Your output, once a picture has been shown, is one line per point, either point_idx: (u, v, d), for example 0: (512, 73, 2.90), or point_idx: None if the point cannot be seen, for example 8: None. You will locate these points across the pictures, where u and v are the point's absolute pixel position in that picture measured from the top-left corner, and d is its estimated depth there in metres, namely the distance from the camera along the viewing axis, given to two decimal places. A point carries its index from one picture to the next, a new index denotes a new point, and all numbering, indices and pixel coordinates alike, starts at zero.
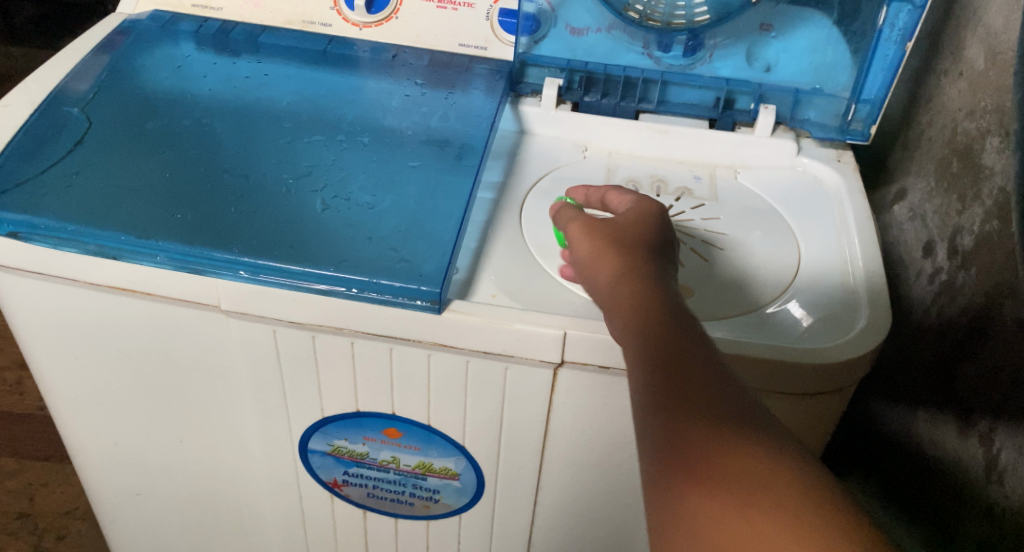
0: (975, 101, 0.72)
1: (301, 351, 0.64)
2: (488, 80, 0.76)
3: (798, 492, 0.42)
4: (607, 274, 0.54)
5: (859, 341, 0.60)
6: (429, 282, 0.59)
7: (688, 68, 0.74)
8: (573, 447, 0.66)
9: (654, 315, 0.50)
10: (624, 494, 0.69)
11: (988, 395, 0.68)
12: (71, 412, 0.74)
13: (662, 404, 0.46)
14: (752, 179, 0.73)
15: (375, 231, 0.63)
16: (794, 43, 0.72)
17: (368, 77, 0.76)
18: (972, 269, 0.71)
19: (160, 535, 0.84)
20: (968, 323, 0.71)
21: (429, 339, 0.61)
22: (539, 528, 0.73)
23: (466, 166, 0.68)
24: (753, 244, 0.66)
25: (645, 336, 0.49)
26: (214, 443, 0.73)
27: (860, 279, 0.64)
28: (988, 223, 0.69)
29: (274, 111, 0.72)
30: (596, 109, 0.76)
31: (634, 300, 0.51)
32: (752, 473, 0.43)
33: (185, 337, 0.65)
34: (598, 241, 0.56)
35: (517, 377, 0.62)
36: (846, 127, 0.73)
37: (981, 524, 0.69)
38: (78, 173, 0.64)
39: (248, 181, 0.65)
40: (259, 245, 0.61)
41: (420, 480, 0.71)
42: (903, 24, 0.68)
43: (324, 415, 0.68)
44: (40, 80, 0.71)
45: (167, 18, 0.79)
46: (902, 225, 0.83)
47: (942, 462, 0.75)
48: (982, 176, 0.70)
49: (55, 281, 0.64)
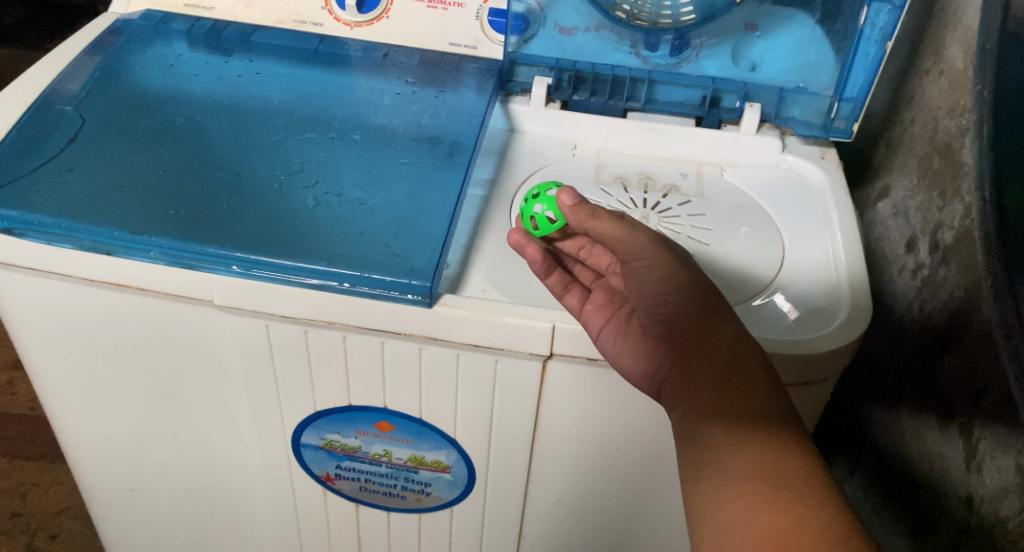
0: (954, 100, 0.73)
1: (293, 346, 0.65)
2: (478, 78, 0.77)
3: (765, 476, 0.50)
4: (694, 311, 0.56)
5: (841, 333, 0.61)
6: (419, 277, 0.60)
7: (675, 67, 0.75)
8: (562, 440, 0.67)
9: (751, 368, 0.54)
10: (614, 486, 0.70)
11: (965, 388, 0.70)
12: (65, 408, 0.75)
13: (731, 419, 0.53)
14: (738, 176, 0.74)
15: (366, 226, 0.63)
16: (779, 43, 0.73)
17: (360, 76, 0.77)
18: (952, 264, 0.72)
19: (154, 531, 0.85)
20: (949, 317, 0.72)
21: (420, 333, 0.62)
22: (530, 521, 0.75)
23: (456, 163, 0.69)
24: (738, 241, 0.68)
25: (736, 387, 0.53)
26: (208, 438, 0.74)
27: (842, 273, 0.65)
28: (967, 219, 0.70)
29: (267, 108, 0.72)
30: (584, 107, 0.77)
31: (734, 350, 0.54)
32: (750, 461, 0.51)
33: (180, 332, 0.66)
34: (675, 266, 0.57)
35: (507, 370, 0.63)
36: (829, 124, 0.75)
37: (961, 512, 0.71)
38: (73, 170, 0.65)
39: (240, 178, 0.66)
40: (251, 240, 0.62)
41: (412, 473, 0.72)
42: (883, 24, 0.70)
43: (316, 409, 0.69)
44: (34, 79, 0.72)
45: (159, 18, 0.80)
46: (886, 222, 0.85)
47: (922, 453, 0.76)
48: (961, 173, 0.72)
49: (48, 276, 0.65)
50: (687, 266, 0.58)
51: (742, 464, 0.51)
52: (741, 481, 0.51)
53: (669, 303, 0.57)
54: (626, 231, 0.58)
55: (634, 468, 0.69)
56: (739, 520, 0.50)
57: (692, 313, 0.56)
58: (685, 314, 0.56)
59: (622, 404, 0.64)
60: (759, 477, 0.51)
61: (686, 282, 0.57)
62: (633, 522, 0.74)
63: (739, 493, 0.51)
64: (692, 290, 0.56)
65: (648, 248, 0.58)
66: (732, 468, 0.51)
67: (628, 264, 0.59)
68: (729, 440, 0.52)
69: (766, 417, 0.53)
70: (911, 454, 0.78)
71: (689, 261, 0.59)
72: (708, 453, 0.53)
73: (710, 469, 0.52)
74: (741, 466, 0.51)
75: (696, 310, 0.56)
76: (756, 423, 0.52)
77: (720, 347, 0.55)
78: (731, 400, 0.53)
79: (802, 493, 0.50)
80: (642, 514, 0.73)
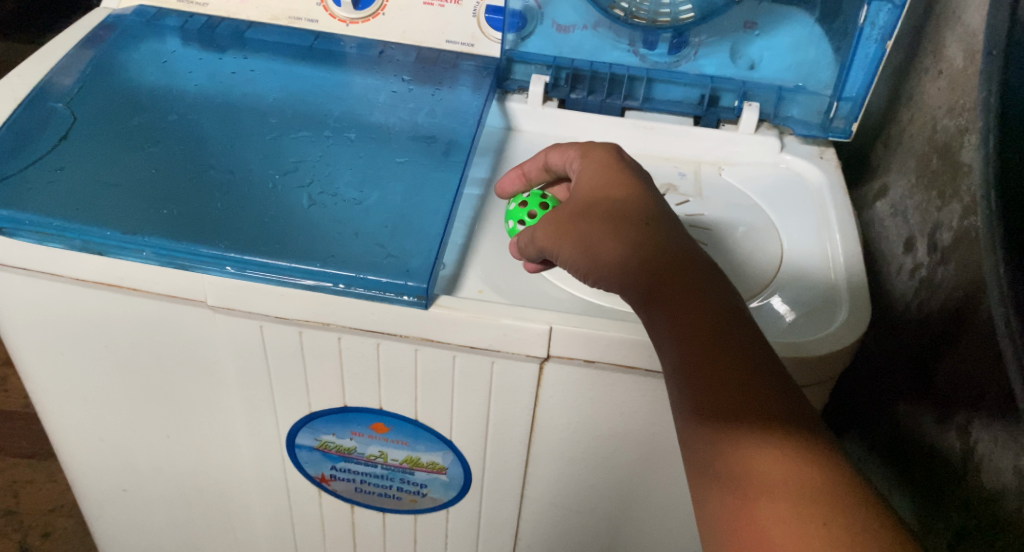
0: (954, 99, 0.73)
1: (289, 347, 0.64)
2: (475, 76, 0.76)
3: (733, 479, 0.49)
4: (620, 252, 0.55)
5: (839, 336, 0.61)
6: (416, 278, 0.59)
7: (674, 66, 0.74)
8: (559, 441, 0.67)
9: (698, 283, 0.54)
10: (610, 487, 0.70)
11: (964, 389, 0.70)
12: (57, 408, 0.74)
13: (701, 411, 0.50)
14: (736, 176, 0.74)
15: (361, 226, 0.63)
16: (777, 41, 0.73)
17: (355, 73, 0.76)
18: (950, 264, 0.72)
19: (147, 532, 0.84)
20: (947, 318, 0.72)
21: (416, 335, 0.61)
22: (526, 522, 0.74)
23: (453, 162, 0.68)
24: (737, 241, 0.67)
25: (685, 313, 0.53)
26: (201, 438, 0.73)
27: (840, 275, 0.65)
28: (965, 219, 0.70)
29: (261, 106, 0.72)
30: (582, 105, 0.77)
31: (664, 273, 0.54)
32: (717, 456, 0.49)
33: (172, 331, 0.65)
34: (573, 227, 0.58)
35: (503, 372, 0.63)
36: (828, 124, 0.74)
37: (957, 513, 0.71)
38: (63, 169, 0.64)
39: (232, 177, 0.65)
40: (244, 240, 0.61)
41: (408, 474, 0.71)
42: (882, 23, 0.69)
43: (312, 410, 0.68)
44: (24, 75, 0.71)
45: (152, 13, 0.79)
46: (884, 221, 0.84)
47: (919, 451, 0.76)
48: (960, 173, 0.71)
49: (39, 276, 0.64)
50: (591, 217, 0.58)
51: (768, 468, 0.49)
52: (771, 492, 0.48)
53: (599, 271, 0.56)
54: (530, 238, 0.60)
55: (632, 469, 0.68)
56: (717, 519, 0.50)
57: (616, 259, 0.55)
58: (615, 256, 0.56)
59: (620, 406, 0.64)
60: (786, 478, 0.48)
61: (596, 232, 0.57)
62: (629, 523, 0.73)
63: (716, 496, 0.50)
64: (609, 231, 0.56)
65: (547, 228, 0.59)
66: (705, 467, 0.50)
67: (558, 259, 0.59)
68: (699, 438, 0.50)
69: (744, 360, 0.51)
70: (907, 451, 0.78)
71: (596, 205, 0.58)
72: (724, 467, 0.49)
73: (734, 492, 0.49)
74: (712, 460, 0.50)
75: (615, 258, 0.55)
76: (721, 410, 0.50)
77: (661, 272, 0.54)
78: (700, 369, 0.51)
79: (767, 489, 0.48)
80: (638, 516, 0.73)
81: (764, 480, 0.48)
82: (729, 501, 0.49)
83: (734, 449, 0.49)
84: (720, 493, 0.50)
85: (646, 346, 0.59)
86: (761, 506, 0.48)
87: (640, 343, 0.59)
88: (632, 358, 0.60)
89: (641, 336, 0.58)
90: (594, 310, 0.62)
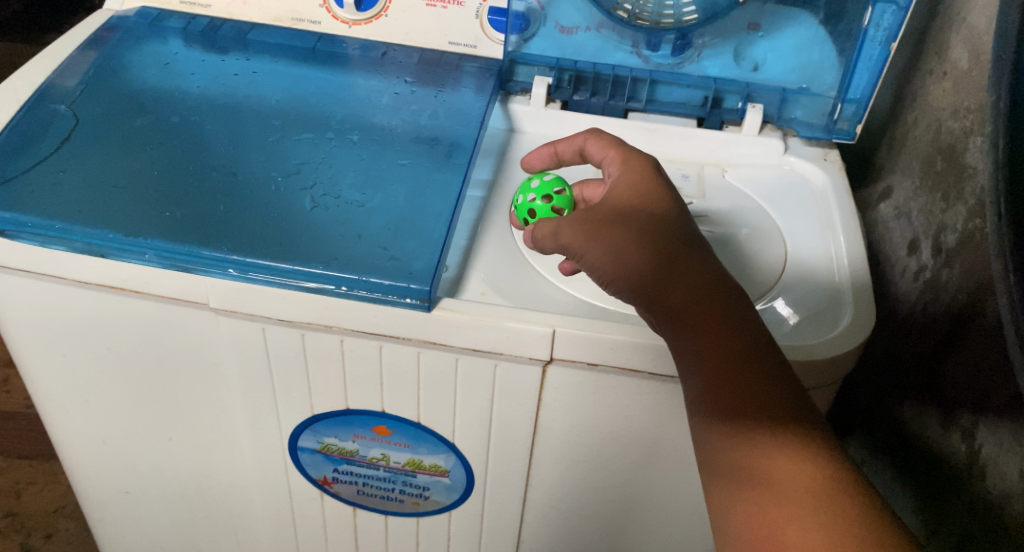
0: (959, 101, 0.72)
1: (290, 349, 0.64)
2: (477, 77, 0.76)
3: (750, 478, 0.51)
4: (654, 261, 0.55)
5: (842, 340, 0.60)
6: (418, 280, 0.59)
7: (677, 67, 0.74)
8: (562, 444, 0.67)
9: (732, 302, 0.54)
10: (613, 490, 0.70)
11: (966, 391, 0.70)
12: (59, 410, 0.74)
13: (724, 419, 0.52)
14: (740, 177, 0.74)
15: (364, 228, 0.63)
16: (781, 42, 0.72)
17: (358, 74, 0.76)
18: (955, 266, 0.72)
19: (150, 534, 0.84)
20: (950, 320, 0.72)
21: (418, 337, 0.61)
22: (530, 525, 0.74)
23: (455, 163, 0.68)
24: (740, 243, 0.67)
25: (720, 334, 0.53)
26: (203, 439, 0.73)
27: (845, 278, 0.65)
28: (971, 222, 0.70)
29: (264, 108, 0.71)
30: (585, 107, 0.77)
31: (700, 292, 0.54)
32: (734, 457, 0.52)
33: (174, 334, 0.65)
34: (605, 229, 0.56)
35: (506, 375, 0.63)
36: (832, 126, 0.74)
37: (960, 516, 0.71)
38: (65, 171, 0.64)
39: (235, 179, 0.65)
40: (247, 242, 0.61)
41: (410, 477, 0.71)
42: (887, 24, 0.69)
43: (314, 413, 0.68)
44: (28, 77, 0.71)
45: (155, 15, 0.79)
46: (888, 223, 0.84)
47: (921, 452, 0.76)
48: (966, 175, 0.71)
49: (41, 278, 0.64)
50: (627, 224, 0.56)
51: (783, 470, 0.51)
52: (789, 494, 0.50)
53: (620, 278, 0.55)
54: (554, 229, 0.57)
55: (635, 471, 0.68)
56: (734, 518, 0.52)
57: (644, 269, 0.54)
58: (644, 266, 0.55)
59: (624, 408, 0.63)
60: (805, 483, 0.50)
61: (627, 238, 0.55)
62: (631, 526, 0.73)
63: (730, 495, 0.52)
64: (641, 242, 0.55)
65: (579, 225, 0.56)
66: (722, 466, 0.52)
67: (580, 256, 0.56)
68: (719, 441, 0.52)
69: (771, 375, 0.52)
70: (909, 453, 0.78)
71: (630, 211, 0.57)
72: (745, 466, 0.51)
73: (751, 490, 0.51)
74: (728, 459, 0.52)
75: (645, 267, 0.54)
76: (742, 417, 0.52)
77: (694, 284, 0.54)
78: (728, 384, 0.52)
79: (781, 489, 0.50)
80: (641, 519, 0.72)
81: (780, 480, 0.51)
82: (745, 497, 0.51)
83: (751, 449, 0.51)
84: (737, 493, 0.52)
85: (650, 349, 0.58)
86: (778, 505, 0.50)
87: (644, 346, 0.58)
88: (635, 361, 0.59)
89: (644, 339, 0.58)
90: (598, 313, 0.61)
